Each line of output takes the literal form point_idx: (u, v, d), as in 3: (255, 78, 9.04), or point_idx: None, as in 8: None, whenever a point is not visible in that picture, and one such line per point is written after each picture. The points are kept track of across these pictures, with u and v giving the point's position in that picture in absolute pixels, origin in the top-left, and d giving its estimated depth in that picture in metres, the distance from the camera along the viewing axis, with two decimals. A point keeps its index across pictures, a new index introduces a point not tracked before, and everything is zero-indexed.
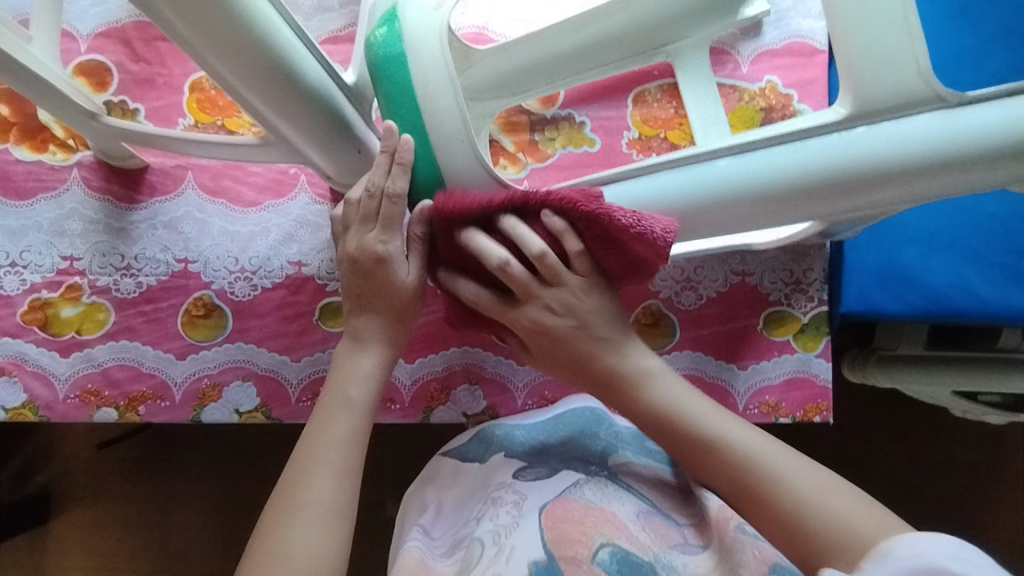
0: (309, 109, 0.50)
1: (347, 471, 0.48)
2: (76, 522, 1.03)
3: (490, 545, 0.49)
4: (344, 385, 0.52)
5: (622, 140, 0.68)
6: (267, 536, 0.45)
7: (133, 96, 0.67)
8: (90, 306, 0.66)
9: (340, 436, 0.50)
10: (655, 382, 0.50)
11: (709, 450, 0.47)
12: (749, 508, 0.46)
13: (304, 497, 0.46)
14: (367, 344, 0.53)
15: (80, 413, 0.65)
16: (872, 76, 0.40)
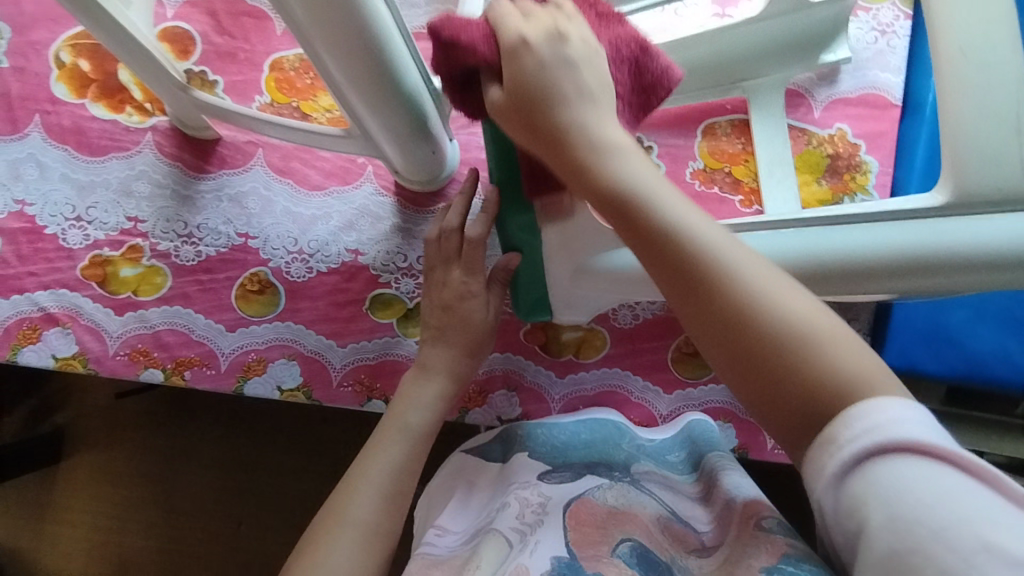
0: (400, 105, 0.52)
1: (394, 495, 0.49)
2: (89, 467, 1.05)
3: (517, 543, 0.49)
4: (404, 412, 0.54)
5: (687, 169, 0.69)
6: (310, 551, 0.46)
7: (214, 68, 0.68)
8: (148, 268, 0.67)
9: (393, 462, 0.51)
10: (643, 172, 0.39)
11: (709, 283, 0.36)
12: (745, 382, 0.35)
13: (351, 516, 0.47)
14: (432, 373, 0.56)
15: (127, 371, 0.66)
16: (971, 164, 0.43)
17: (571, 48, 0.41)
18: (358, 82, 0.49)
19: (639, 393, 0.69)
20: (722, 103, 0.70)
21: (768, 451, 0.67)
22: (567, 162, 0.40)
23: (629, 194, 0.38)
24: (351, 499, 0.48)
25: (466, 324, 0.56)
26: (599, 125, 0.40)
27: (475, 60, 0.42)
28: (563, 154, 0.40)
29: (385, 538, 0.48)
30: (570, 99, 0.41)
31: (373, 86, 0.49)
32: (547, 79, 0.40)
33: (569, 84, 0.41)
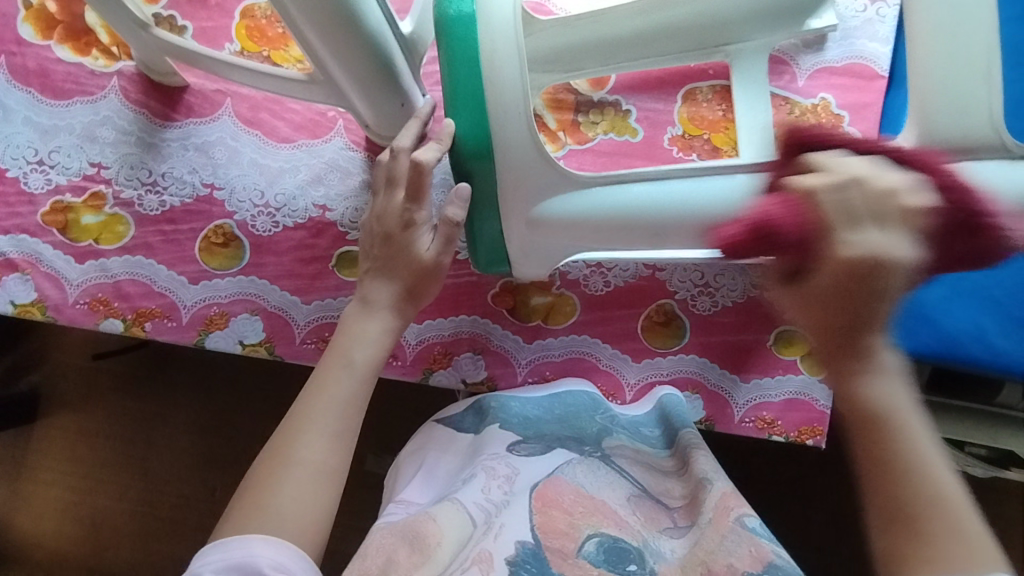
0: (361, 51, 0.51)
1: (342, 433, 0.47)
2: (65, 427, 1.04)
3: (480, 524, 0.50)
4: (348, 347, 0.51)
5: (665, 135, 0.68)
6: (255, 490, 0.44)
7: (183, 13, 0.66)
8: (111, 217, 0.66)
9: (342, 398, 0.49)
10: (892, 381, 0.41)
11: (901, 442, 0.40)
12: (893, 527, 0.38)
13: (297, 455, 0.45)
14: (377, 307, 0.54)
15: (86, 320, 0.65)
16: (940, 119, 0.42)
17: (880, 262, 0.38)
18: (313, 15, 0.48)
19: (607, 360, 0.68)
20: (704, 68, 0.69)
21: (735, 423, 0.67)
22: (833, 330, 0.41)
23: (874, 391, 0.41)
24: (300, 435, 0.46)
25: (412, 263, 0.54)
26: (879, 295, 0.39)
27: (783, 256, 0.42)
28: (823, 323, 0.41)
29: (336, 473, 0.46)
30: (856, 303, 0.40)
31: (329, 18, 0.48)
32: (842, 286, 0.39)
33: (867, 292, 0.39)
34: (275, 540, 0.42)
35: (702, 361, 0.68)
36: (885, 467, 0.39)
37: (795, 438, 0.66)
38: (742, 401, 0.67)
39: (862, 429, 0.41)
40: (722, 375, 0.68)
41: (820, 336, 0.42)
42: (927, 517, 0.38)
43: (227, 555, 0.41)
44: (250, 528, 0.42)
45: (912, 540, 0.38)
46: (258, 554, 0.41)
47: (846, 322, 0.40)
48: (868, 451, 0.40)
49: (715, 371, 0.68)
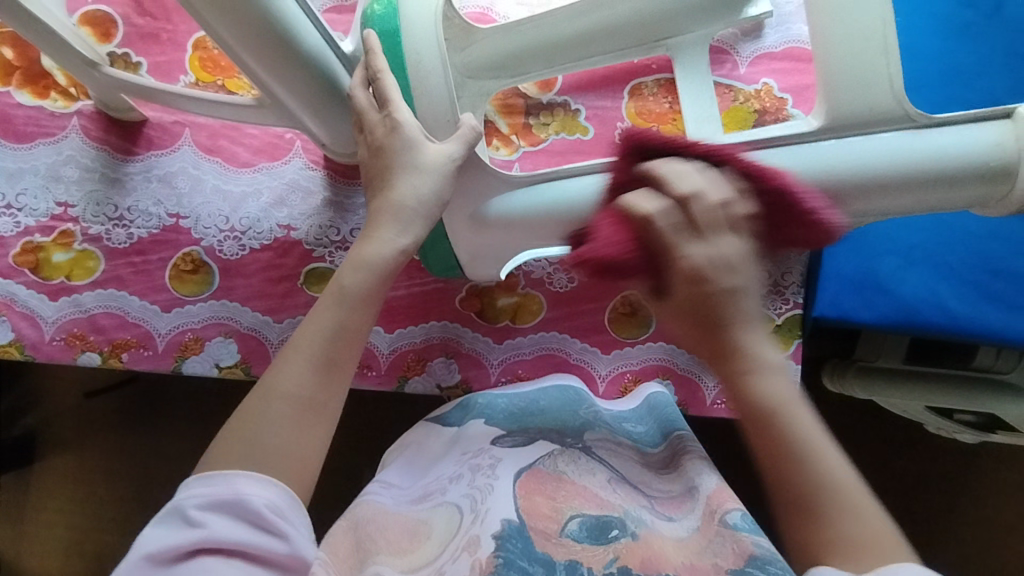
0: (305, 75, 0.53)
1: (331, 365, 0.46)
2: (64, 467, 1.02)
3: (467, 513, 0.49)
4: (344, 271, 0.50)
5: (615, 131, 0.70)
6: (242, 421, 0.44)
7: (137, 50, 0.68)
8: (81, 253, 0.67)
9: (336, 325, 0.47)
10: (771, 374, 0.43)
11: (784, 432, 0.42)
12: (797, 519, 0.40)
13: (284, 386, 0.45)
14: (381, 223, 0.51)
15: (64, 356, 0.66)
16: (846, 96, 0.44)
17: (707, 274, 0.43)
18: (252, 46, 0.49)
19: (577, 354, 0.69)
20: (647, 64, 0.71)
21: (707, 405, 0.69)
22: (697, 338, 0.45)
23: (755, 386, 0.43)
24: (287, 367, 0.45)
25: (424, 169, 0.51)
26: (745, 318, 0.44)
27: (630, 275, 0.44)
28: (711, 343, 0.44)
29: (324, 411, 0.45)
30: (718, 314, 0.43)
31: (265, 44, 0.49)
32: (703, 299, 0.43)
33: (713, 299, 0.43)
34: (263, 478, 0.42)
35: (670, 348, 0.69)
36: (783, 449, 0.41)
37: None
38: (712, 383, 0.69)
39: (753, 419, 0.43)
40: (690, 361, 0.69)
41: (716, 357, 0.44)
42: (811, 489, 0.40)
43: (212, 489, 0.41)
44: (235, 460, 0.42)
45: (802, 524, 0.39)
46: (244, 493, 0.41)
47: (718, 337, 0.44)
48: (757, 436, 0.43)
49: (683, 356, 0.69)
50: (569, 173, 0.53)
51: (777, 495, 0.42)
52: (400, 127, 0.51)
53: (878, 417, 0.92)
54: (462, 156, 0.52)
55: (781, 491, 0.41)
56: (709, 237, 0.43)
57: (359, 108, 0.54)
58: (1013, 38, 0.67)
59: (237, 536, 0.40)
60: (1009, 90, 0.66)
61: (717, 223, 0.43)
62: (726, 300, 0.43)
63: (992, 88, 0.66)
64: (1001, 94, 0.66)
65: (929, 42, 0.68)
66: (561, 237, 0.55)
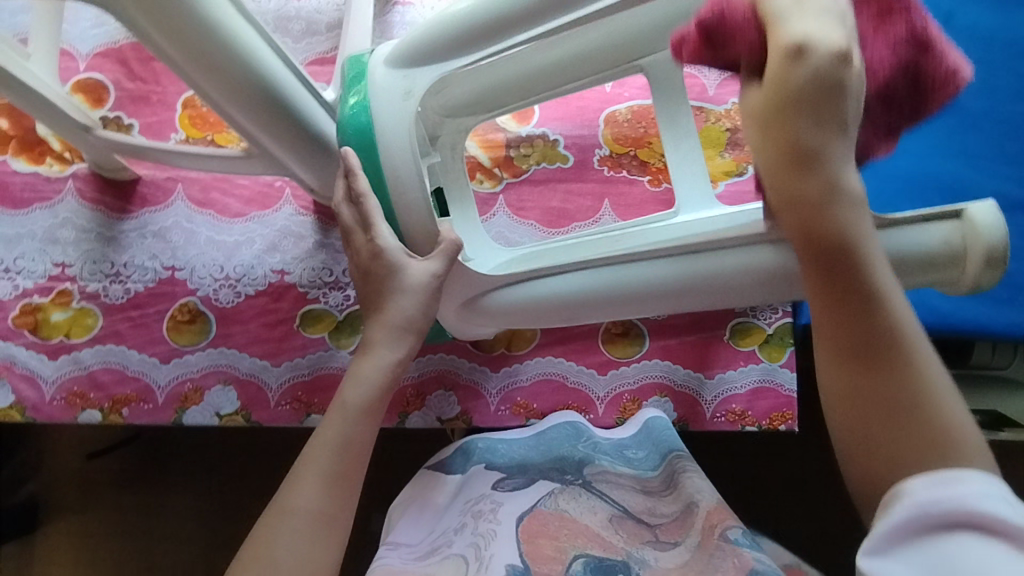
0: (290, 127, 0.55)
1: (336, 480, 0.47)
2: (68, 531, 0.97)
3: (473, 561, 0.51)
4: (344, 386, 0.50)
5: (594, 157, 0.72)
6: (256, 545, 0.45)
7: (128, 112, 0.71)
8: (79, 311, 0.68)
9: (340, 441, 0.48)
10: (862, 209, 0.37)
11: (862, 276, 0.36)
12: (853, 377, 0.35)
13: (293, 504, 0.46)
14: (375, 343, 0.52)
15: (65, 415, 0.66)
16: None
17: (811, 50, 0.35)
18: (239, 102, 0.52)
19: (574, 377, 0.70)
20: (620, 92, 0.74)
21: (707, 420, 0.69)
22: (779, 155, 0.37)
23: (841, 215, 0.36)
24: (299, 485, 0.47)
25: (409, 290, 0.52)
26: (845, 127, 0.36)
27: (738, 47, 0.39)
28: (788, 144, 0.36)
29: (337, 529, 0.47)
30: (824, 105, 0.36)
31: (247, 98, 0.51)
32: (791, 82, 0.36)
33: (826, 89, 0.35)
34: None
35: (666, 365, 0.70)
36: (869, 312, 0.36)
37: (767, 425, 0.68)
38: (711, 397, 0.69)
39: (801, 178, 0.36)
40: (687, 375, 0.70)
41: (786, 184, 0.37)
42: (899, 367, 0.35)
43: None
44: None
45: (895, 384, 0.35)
46: None
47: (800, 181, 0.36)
48: (823, 303, 0.36)
49: (679, 372, 0.70)
50: (552, 270, 0.57)
51: (830, 355, 0.36)
52: (385, 252, 0.52)
53: None
54: (447, 271, 0.53)
55: (834, 351, 0.36)
56: (804, 16, 0.36)
57: (347, 229, 0.54)
58: (965, 45, 0.70)
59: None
60: (967, 94, 0.69)
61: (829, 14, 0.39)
62: (835, 84, 0.35)
63: (949, 92, 0.69)
64: (955, 97, 0.69)
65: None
66: (550, 322, 0.60)
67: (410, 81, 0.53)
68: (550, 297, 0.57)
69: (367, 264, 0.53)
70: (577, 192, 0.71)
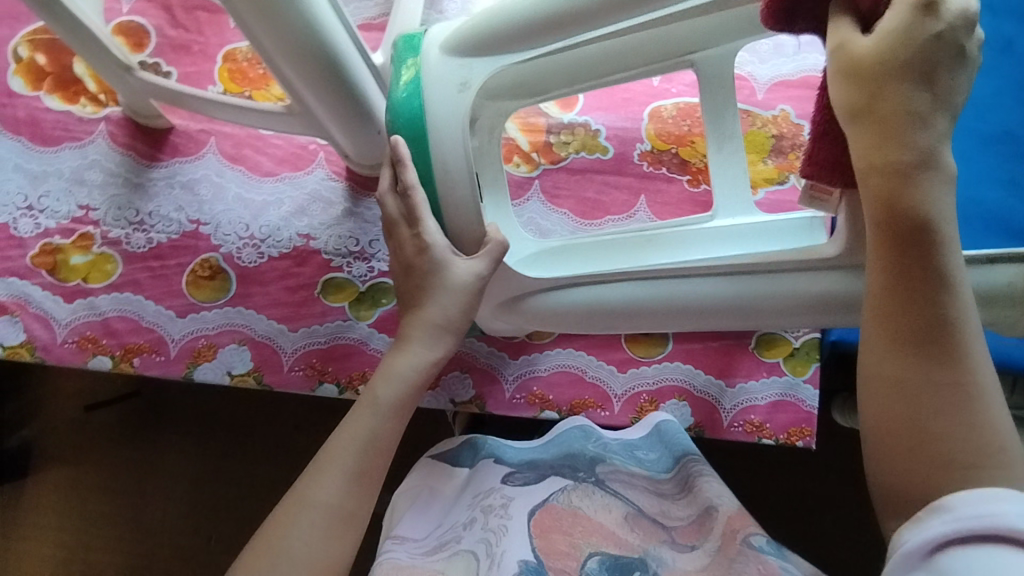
0: (337, 87, 0.54)
1: (357, 478, 0.48)
2: (58, 481, 0.95)
3: (484, 558, 0.49)
4: (375, 384, 0.50)
5: (634, 151, 0.70)
6: (273, 531, 0.46)
7: (167, 60, 0.70)
8: (99, 256, 0.67)
9: (363, 440, 0.49)
10: (943, 193, 0.35)
11: (929, 253, 0.35)
12: (891, 350, 0.36)
13: (312, 495, 0.47)
14: (411, 339, 0.51)
15: (75, 359, 0.65)
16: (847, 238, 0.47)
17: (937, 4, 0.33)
18: (289, 53, 0.51)
19: (593, 371, 0.68)
20: (667, 88, 0.72)
21: (724, 428, 0.67)
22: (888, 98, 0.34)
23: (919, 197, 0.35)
24: (323, 477, 0.47)
25: (450, 287, 0.51)
26: (942, 95, 0.35)
27: None
28: (883, 92, 0.34)
29: (355, 525, 0.47)
30: (941, 69, 0.34)
31: (300, 51, 0.50)
32: (914, 48, 0.33)
33: (942, 64, 0.34)
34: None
35: (687, 368, 0.69)
36: (938, 296, 0.35)
37: (785, 440, 0.66)
38: (729, 406, 0.68)
39: (896, 159, 0.35)
40: (707, 381, 0.68)
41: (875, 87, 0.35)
42: (953, 352, 0.35)
43: None
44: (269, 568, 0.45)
45: (944, 374, 0.35)
46: None
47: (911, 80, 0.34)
48: (887, 276, 0.36)
49: (700, 377, 0.68)
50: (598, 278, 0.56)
51: (879, 311, 0.36)
52: (434, 249, 0.51)
53: None
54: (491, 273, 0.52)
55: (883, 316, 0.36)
56: None
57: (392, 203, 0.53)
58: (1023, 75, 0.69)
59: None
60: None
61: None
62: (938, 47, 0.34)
63: (1006, 120, 0.67)
64: (1013, 124, 0.67)
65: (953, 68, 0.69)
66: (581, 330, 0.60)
67: (468, 71, 0.50)
68: (588, 306, 0.57)
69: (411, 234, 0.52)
70: (613, 185, 0.69)
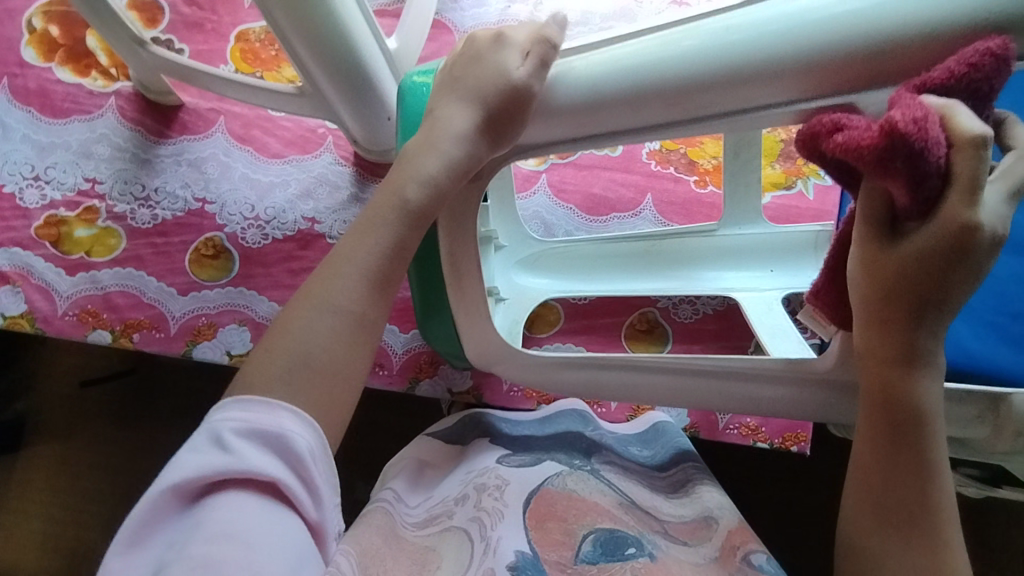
0: (351, 71, 0.54)
1: (381, 283, 0.42)
2: (53, 457, 0.95)
3: (479, 540, 0.46)
4: (402, 183, 0.42)
5: (643, 149, 0.71)
6: (285, 330, 0.40)
7: (180, 37, 0.69)
8: (103, 230, 0.67)
9: (384, 246, 0.42)
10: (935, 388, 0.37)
11: (917, 440, 0.37)
12: (871, 517, 0.38)
13: (336, 301, 0.40)
14: (448, 122, 0.43)
15: (75, 332, 0.65)
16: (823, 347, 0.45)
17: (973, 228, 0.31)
18: (305, 34, 0.51)
19: None
20: None
21: (719, 430, 0.67)
22: (890, 296, 0.35)
23: (908, 392, 0.37)
24: (335, 279, 0.41)
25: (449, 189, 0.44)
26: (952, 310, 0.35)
27: (896, 182, 0.32)
28: (890, 298, 0.35)
29: (369, 333, 0.41)
30: (949, 292, 0.34)
31: (314, 27, 0.50)
32: (931, 262, 0.33)
33: (963, 273, 0.33)
34: (307, 415, 0.37)
35: None
36: (921, 479, 0.37)
37: (779, 444, 0.66)
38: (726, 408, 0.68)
39: (889, 352, 0.37)
40: None
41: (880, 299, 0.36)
42: (936, 536, 0.36)
43: (249, 418, 0.36)
44: (267, 387, 0.37)
45: (916, 555, 0.36)
46: (287, 428, 0.36)
47: (919, 291, 0.34)
48: (875, 448, 0.38)
49: None
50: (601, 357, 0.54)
51: (863, 477, 0.39)
52: (506, 47, 0.43)
53: None
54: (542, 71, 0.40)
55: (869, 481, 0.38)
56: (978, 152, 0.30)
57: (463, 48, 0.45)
58: None
59: (275, 475, 0.35)
60: None
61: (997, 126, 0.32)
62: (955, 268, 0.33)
63: None
64: None
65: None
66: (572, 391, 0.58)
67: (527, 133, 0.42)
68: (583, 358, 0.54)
69: (476, 68, 0.44)
70: (620, 182, 0.70)
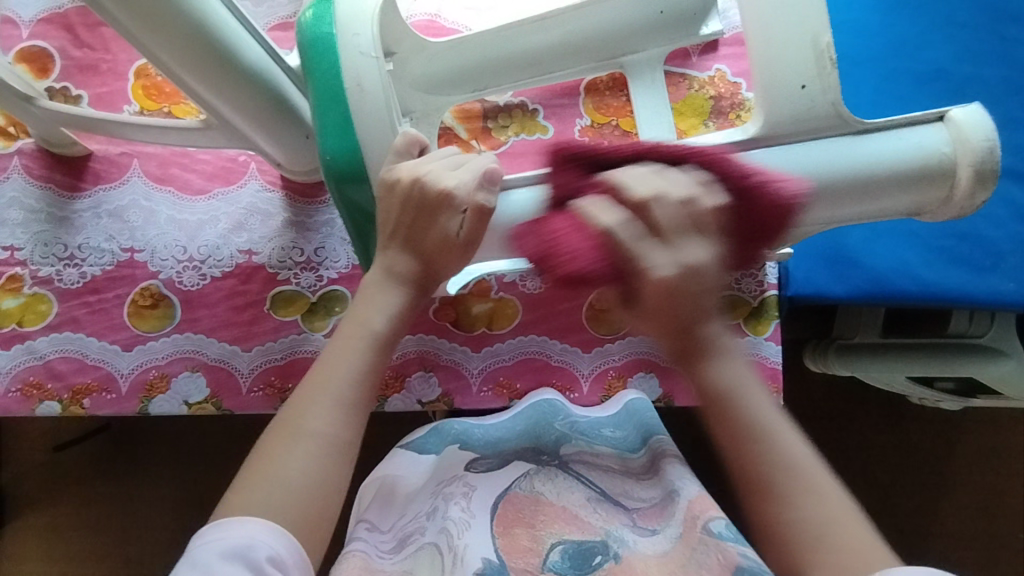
0: (254, 91, 0.51)
1: (353, 406, 0.44)
2: (36, 527, 0.92)
3: (446, 551, 0.47)
4: (366, 316, 0.47)
5: (574, 128, 0.68)
6: (263, 456, 0.42)
7: (76, 82, 0.66)
8: (32, 297, 0.64)
9: (355, 370, 0.45)
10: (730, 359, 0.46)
11: (739, 412, 0.45)
12: (755, 499, 0.43)
13: (306, 425, 0.42)
14: (388, 284, 0.48)
15: (22, 408, 0.62)
16: None
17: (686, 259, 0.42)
18: (196, 67, 0.48)
19: (558, 356, 0.67)
20: None
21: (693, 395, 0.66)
22: (671, 330, 0.46)
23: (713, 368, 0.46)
24: (307, 406, 0.43)
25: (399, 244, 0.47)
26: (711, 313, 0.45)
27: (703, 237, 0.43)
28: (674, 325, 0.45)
29: (344, 451, 0.43)
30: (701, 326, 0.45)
31: (204, 52, 0.47)
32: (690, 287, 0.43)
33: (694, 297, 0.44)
34: (278, 528, 0.39)
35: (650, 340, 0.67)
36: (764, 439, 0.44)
37: None
38: None
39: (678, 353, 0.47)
40: None
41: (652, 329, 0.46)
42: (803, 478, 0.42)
43: (226, 537, 0.38)
44: (249, 509, 0.39)
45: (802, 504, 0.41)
46: (258, 541, 0.38)
47: (680, 324, 0.45)
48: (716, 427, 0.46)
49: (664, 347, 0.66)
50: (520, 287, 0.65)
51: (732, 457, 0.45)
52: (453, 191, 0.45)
53: (867, 395, 0.92)
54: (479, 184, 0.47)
55: (744, 475, 0.44)
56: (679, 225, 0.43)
57: (398, 199, 0.46)
58: (952, 7, 0.69)
59: None
60: (956, 59, 0.67)
61: (693, 224, 0.43)
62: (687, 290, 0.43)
63: (936, 57, 0.68)
64: (943, 61, 0.68)
65: (874, 43, 0.69)
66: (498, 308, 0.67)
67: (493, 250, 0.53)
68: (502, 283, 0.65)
69: (423, 226, 0.46)
70: None
